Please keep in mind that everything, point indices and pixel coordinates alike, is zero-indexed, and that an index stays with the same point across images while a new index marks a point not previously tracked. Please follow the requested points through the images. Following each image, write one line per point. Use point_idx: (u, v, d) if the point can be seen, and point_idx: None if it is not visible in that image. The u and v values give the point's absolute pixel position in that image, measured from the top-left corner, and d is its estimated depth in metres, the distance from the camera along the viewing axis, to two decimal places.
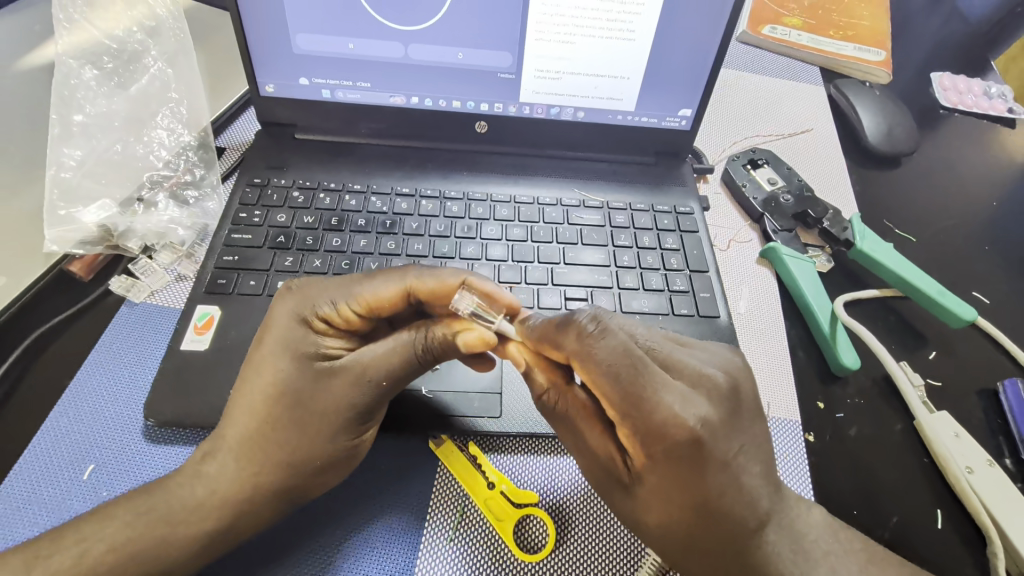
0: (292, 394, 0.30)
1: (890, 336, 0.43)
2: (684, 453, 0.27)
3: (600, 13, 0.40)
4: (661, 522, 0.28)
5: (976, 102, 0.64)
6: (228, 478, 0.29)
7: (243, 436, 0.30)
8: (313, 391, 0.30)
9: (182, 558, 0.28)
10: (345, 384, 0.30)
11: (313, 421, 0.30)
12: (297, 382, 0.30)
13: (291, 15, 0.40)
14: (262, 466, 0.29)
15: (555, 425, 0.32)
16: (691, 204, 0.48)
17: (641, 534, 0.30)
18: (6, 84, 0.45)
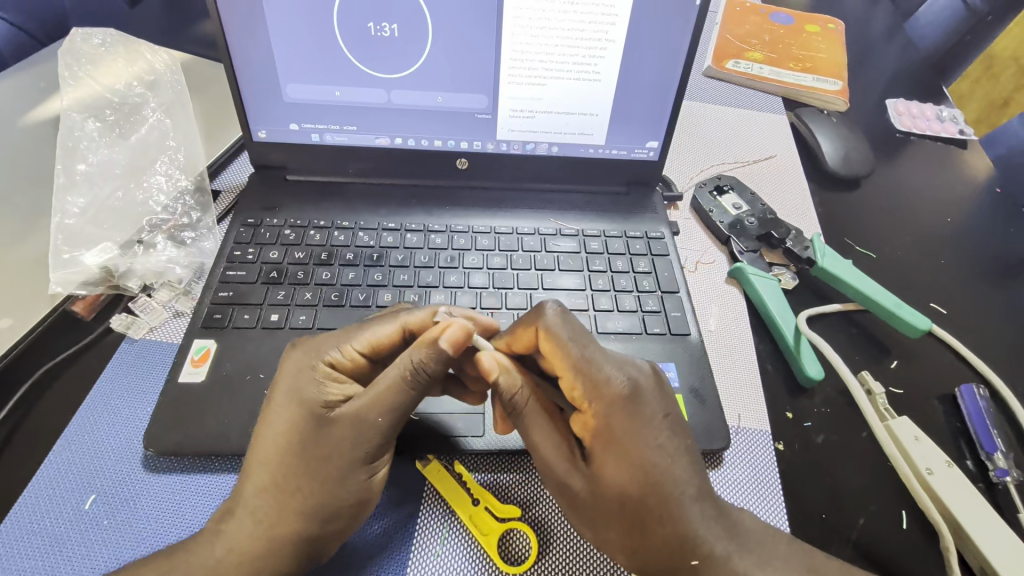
0: (305, 450, 0.30)
1: (854, 348, 0.46)
2: (622, 411, 0.30)
3: (568, 59, 0.44)
4: (618, 505, 0.30)
5: (929, 126, 0.69)
6: (247, 535, 0.30)
7: (263, 491, 0.30)
8: (327, 442, 0.30)
9: None
10: (356, 435, 0.30)
11: (323, 469, 0.30)
12: (303, 433, 0.30)
13: (283, 69, 0.44)
14: (280, 521, 0.30)
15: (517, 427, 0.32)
16: (661, 229, 0.50)
17: (602, 521, 0.30)
18: (13, 137, 0.48)
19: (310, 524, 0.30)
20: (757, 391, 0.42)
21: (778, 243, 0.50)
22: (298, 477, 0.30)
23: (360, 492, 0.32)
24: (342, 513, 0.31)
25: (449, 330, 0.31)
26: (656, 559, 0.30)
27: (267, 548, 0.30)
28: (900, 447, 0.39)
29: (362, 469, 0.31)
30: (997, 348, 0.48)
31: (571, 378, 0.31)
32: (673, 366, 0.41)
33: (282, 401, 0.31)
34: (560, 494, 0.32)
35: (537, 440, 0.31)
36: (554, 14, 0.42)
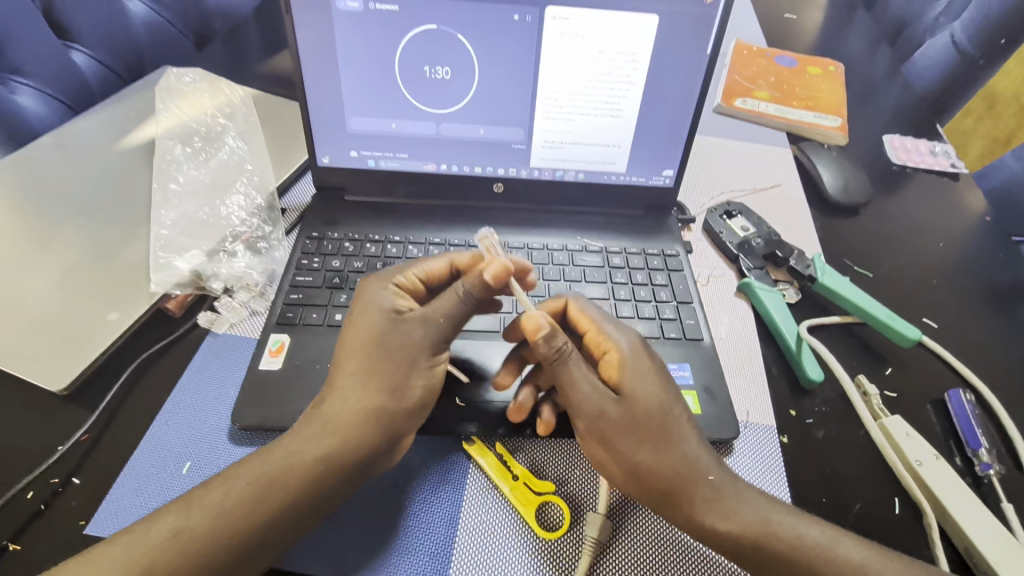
0: (385, 344, 0.37)
1: (852, 356, 0.51)
2: (638, 354, 0.39)
3: (595, 99, 0.51)
4: (646, 425, 0.36)
5: (924, 160, 0.74)
6: (339, 412, 0.36)
7: (350, 374, 0.36)
8: (400, 334, 0.38)
9: (298, 478, 0.33)
10: (429, 337, 0.38)
11: (398, 356, 0.37)
12: (381, 326, 0.38)
13: (349, 105, 0.51)
14: (365, 396, 0.36)
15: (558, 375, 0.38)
16: (677, 247, 0.56)
17: (632, 446, 0.36)
18: (113, 159, 0.55)
19: (387, 402, 0.36)
20: (763, 390, 0.47)
21: (783, 262, 0.55)
22: (385, 370, 0.37)
23: (430, 390, 0.39)
24: (415, 407, 0.38)
25: (495, 263, 0.38)
26: (681, 473, 0.35)
27: (360, 434, 0.35)
28: (893, 442, 0.44)
29: (430, 364, 0.39)
30: (985, 360, 0.53)
31: (600, 332, 0.40)
32: (688, 366, 0.46)
33: (366, 309, 0.39)
34: (596, 427, 0.37)
35: (577, 378, 0.37)
36: (584, 60, 0.49)
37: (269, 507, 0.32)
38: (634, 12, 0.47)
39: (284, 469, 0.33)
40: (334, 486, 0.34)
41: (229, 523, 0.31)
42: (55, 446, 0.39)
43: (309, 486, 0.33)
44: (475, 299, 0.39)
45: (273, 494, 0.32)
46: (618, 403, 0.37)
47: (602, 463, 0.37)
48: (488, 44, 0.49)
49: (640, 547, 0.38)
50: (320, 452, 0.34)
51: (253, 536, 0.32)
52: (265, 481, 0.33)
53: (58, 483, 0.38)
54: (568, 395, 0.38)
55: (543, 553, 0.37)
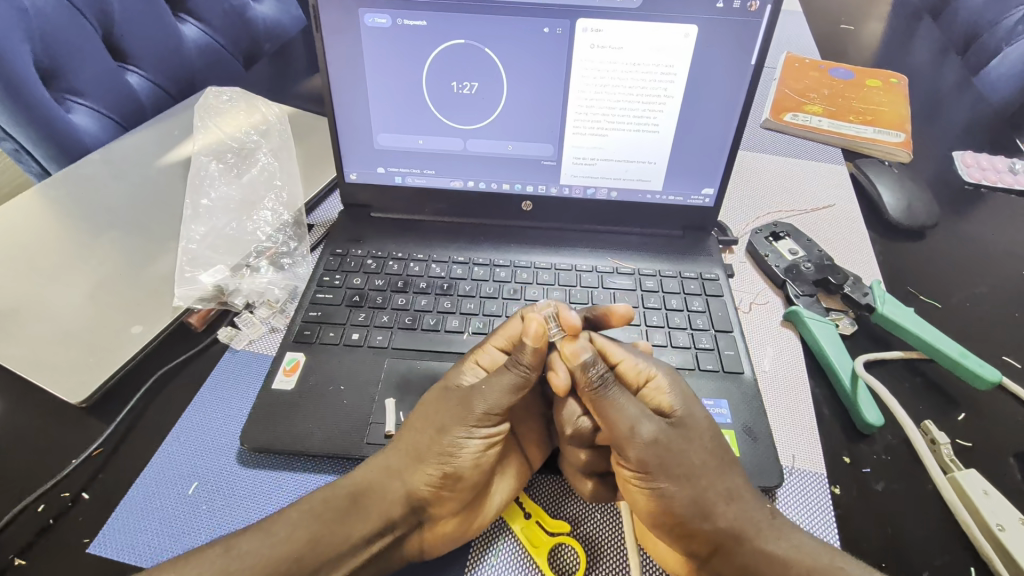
0: (427, 405, 0.37)
1: (917, 397, 0.45)
2: (678, 382, 0.38)
3: (628, 112, 0.48)
4: (705, 452, 0.35)
5: (1001, 179, 0.67)
6: (379, 462, 0.36)
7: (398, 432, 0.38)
8: (439, 399, 0.37)
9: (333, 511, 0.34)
10: (467, 400, 0.37)
11: (434, 417, 0.37)
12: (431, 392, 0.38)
13: (376, 122, 0.51)
14: (397, 449, 0.37)
15: (604, 405, 0.35)
16: (716, 270, 0.52)
17: (693, 480, 0.34)
18: (153, 176, 0.57)
19: (416, 464, 0.36)
20: (810, 432, 0.42)
21: (835, 289, 0.51)
22: (418, 427, 0.37)
23: (458, 459, 0.36)
24: (443, 478, 0.36)
25: (530, 323, 0.36)
26: (740, 509, 0.34)
27: (388, 494, 0.36)
28: (968, 501, 0.38)
29: (466, 433, 0.36)
30: None
31: (635, 361, 0.38)
32: (726, 402, 0.42)
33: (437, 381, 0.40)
34: (653, 459, 0.34)
35: (625, 406, 0.35)
36: (617, 73, 0.47)
37: (305, 541, 0.33)
38: (672, 21, 0.44)
39: (323, 501, 0.35)
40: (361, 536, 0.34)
41: (265, 554, 0.32)
42: (69, 459, 0.39)
43: (334, 533, 0.34)
44: (524, 369, 0.37)
45: (311, 528, 0.34)
46: (672, 428, 0.35)
47: (661, 499, 0.34)
48: (517, 59, 0.47)
49: None
50: (353, 491, 0.35)
51: (289, 570, 0.32)
52: (308, 511, 0.34)
53: (68, 497, 0.38)
54: (618, 421, 0.35)
55: None
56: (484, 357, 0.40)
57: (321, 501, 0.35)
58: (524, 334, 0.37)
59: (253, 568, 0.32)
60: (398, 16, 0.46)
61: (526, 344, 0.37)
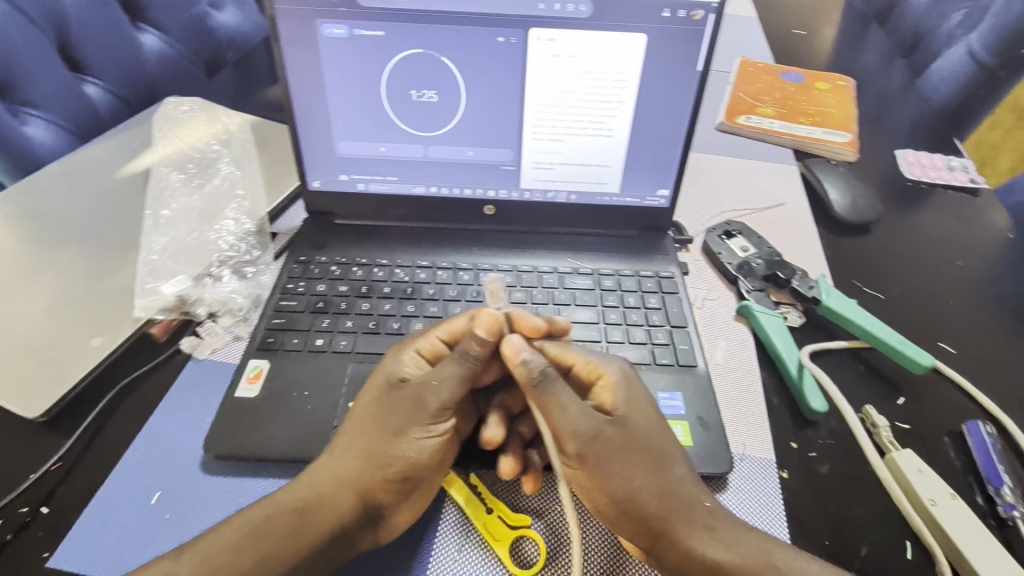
0: (378, 406, 0.38)
1: (861, 384, 0.48)
2: (628, 377, 0.39)
3: (583, 118, 0.50)
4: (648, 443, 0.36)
5: (941, 176, 0.71)
6: (326, 470, 0.37)
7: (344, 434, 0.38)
8: (388, 402, 0.38)
9: (279, 527, 0.35)
10: (420, 398, 0.37)
11: (384, 420, 0.37)
12: (376, 392, 0.38)
13: (337, 131, 0.51)
14: (344, 455, 0.37)
15: (542, 401, 0.36)
16: (672, 268, 0.54)
17: (631, 477, 0.35)
18: (111, 188, 0.56)
19: (363, 468, 0.36)
20: (759, 420, 0.44)
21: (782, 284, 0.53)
22: (371, 432, 0.37)
23: (409, 459, 0.36)
24: (402, 479, 0.37)
25: (484, 320, 0.37)
26: (677, 503, 0.35)
27: (338, 500, 0.36)
28: (905, 479, 0.41)
29: (422, 433, 0.37)
30: (1007, 389, 0.49)
31: (587, 359, 0.39)
32: (680, 394, 0.44)
33: (376, 372, 0.39)
34: (591, 453, 0.35)
35: (565, 404, 0.35)
36: (570, 80, 0.48)
37: (254, 559, 0.34)
38: (620, 31, 0.46)
39: (265, 519, 0.35)
40: (321, 543, 0.35)
41: (212, 574, 0.33)
42: (28, 473, 0.39)
43: (284, 547, 0.34)
44: (473, 360, 0.37)
45: (257, 547, 0.34)
46: (614, 426, 0.36)
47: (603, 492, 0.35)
48: (474, 67, 0.48)
49: None
50: (297, 501, 0.36)
51: None
52: (250, 530, 0.35)
53: (28, 512, 0.38)
54: (559, 420, 0.35)
55: None
56: (424, 347, 0.40)
57: (263, 517, 0.35)
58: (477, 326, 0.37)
59: None
60: (355, 27, 0.47)
61: (478, 336, 0.37)
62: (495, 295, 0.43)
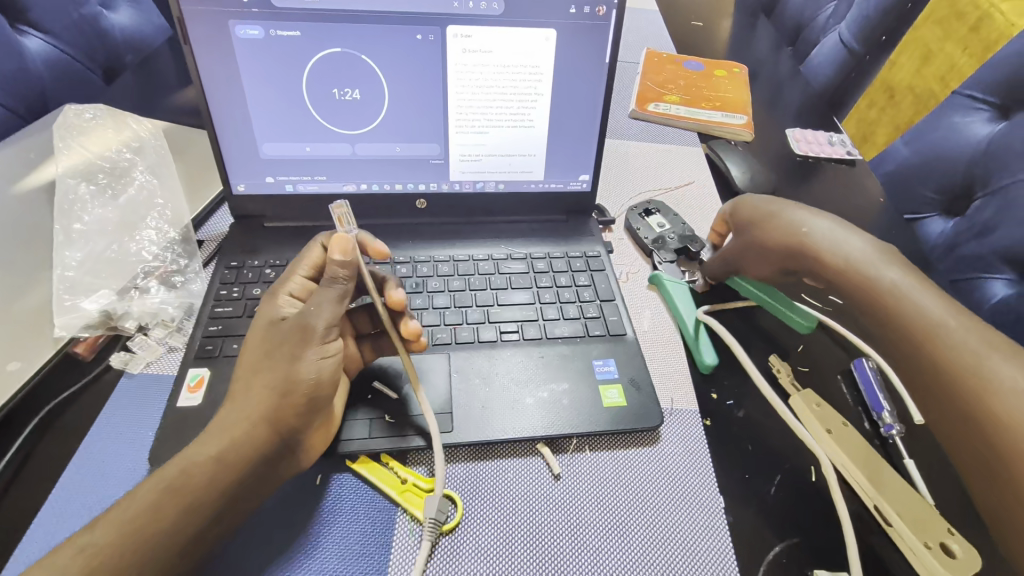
0: (270, 341, 0.39)
1: (769, 335, 0.54)
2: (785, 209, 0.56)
3: (505, 110, 0.53)
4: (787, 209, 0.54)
5: (824, 150, 0.80)
6: (239, 415, 0.37)
7: (251, 366, 0.38)
8: (279, 333, 0.39)
9: (199, 479, 0.34)
10: (304, 323, 0.38)
11: (281, 348, 0.38)
12: (263, 332, 0.40)
13: (260, 133, 0.51)
14: (253, 393, 0.37)
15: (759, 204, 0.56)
16: (598, 248, 0.58)
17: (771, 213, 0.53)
18: (10, 203, 0.53)
19: (274, 400, 0.37)
20: (681, 377, 0.50)
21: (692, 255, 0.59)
22: (267, 368, 0.37)
23: (315, 379, 0.37)
24: (307, 401, 0.37)
25: (337, 239, 0.40)
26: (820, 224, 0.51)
27: (254, 437, 0.36)
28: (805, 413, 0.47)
29: (319, 355, 0.38)
30: None
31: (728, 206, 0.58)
32: (613, 360, 0.48)
33: (256, 320, 0.41)
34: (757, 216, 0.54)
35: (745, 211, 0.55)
36: (489, 75, 0.51)
37: (180, 513, 0.33)
38: (532, 27, 0.49)
39: (182, 475, 0.34)
40: (241, 479, 0.35)
41: (131, 534, 0.32)
42: None
43: (202, 494, 0.34)
44: (342, 281, 0.39)
45: (175, 500, 0.34)
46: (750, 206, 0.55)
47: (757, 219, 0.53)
48: (394, 64, 0.50)
49: (564, 538, 0.40)
50: (216, 451, 0.35)
51: (154, 540, 0.32)
52: (167, 489, 0.34)
53: None
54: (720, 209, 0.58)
55: (469, 556, 0.38)
56: (296, 288, 0.43)
57: (179, 472, 0.34)
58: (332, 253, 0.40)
59: (121, 551, 0.32)
60: (271, 27, 0.47)
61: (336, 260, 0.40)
62: (343, 221, 0.43)
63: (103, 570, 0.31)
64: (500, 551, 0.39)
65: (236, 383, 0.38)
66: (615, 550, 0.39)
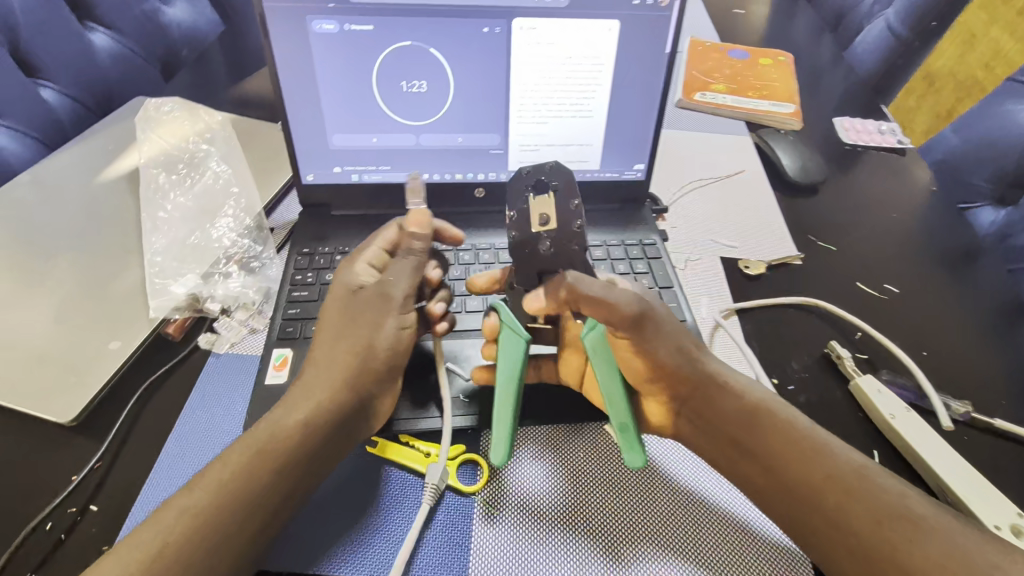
0: (351, 309, 0.42)
1: (826, 324, 0.55)
2: (636, 322, 0.40)
3: (566, 100, 0.54)
4: (665, 335, 0.42)
5: (873, 139, 0.78)
6: (322, 384, 0.39)
7: (332, 336, 0.41)
8: (358, 304, 0.42)
9: (283, 443, 0.36)
10: (386, 292, 0.42)
11: (361, 318, 0.41)
12: (344, 299, 0.42)
13: (330, 123, 0.53)
14: (330, 362, 0.40)
15: (591, 309, 0.39)
16: (654, 236, 0.59)
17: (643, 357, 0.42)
18: (96, 191, 0.56)
19: (353, 369, 0.39)
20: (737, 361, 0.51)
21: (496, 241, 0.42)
22: (348, 335, 0.40)
23: (392, 347, 0.41)
24: (385, 367, 0.41)
25: (416, 214, 0.44)
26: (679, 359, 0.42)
27: (335, 401, 0.38)
28: (868, 399, 0.48)
29: (399, 326, 0.42)
30: (944, 319, 0.57)
31: (615, 297, 0.39)
32: None
33: (335, 285, 0.43)
34: (639, 317, 0.40)
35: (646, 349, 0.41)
36: (551, 66, 0.52)
37: (265, 480, 0.35)
38: (596, 18, 0.50)
39: (265, 440, 0.36)
40: (321, 443, 0.37)
41: (222, 496, 0.34)
42: (69, 477, 0.40)
43: (286, 457, 0.36)
44: (416, 253, 0.43)
45: (257, 466, 0.35)
46: (637, 321, 0.40)
47: (650, 356, 0.42)
48: (461, 56, 0.51)
49: (639, 513, 0.42)
50: (300, 416, 0.37)
51: (238, 501, 0.34)
52: (256, 453, 0.35)
53: (76, 511, 0.39)
54: (615, 301, 0.39)
55: (547, 532, 0.41)
56: (374, 258, 0.44)
57: (267, 436, 0.36)
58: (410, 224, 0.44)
59: (216, 509, 0.33)
60: (345, 22, 0.48)
61: (414, 233, 0.44)
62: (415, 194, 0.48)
63: (202, 528, 0.33)
64: (581, 524, 0.41)
65: (315, 350, 0.41)
66: (687, 525, 0.41)
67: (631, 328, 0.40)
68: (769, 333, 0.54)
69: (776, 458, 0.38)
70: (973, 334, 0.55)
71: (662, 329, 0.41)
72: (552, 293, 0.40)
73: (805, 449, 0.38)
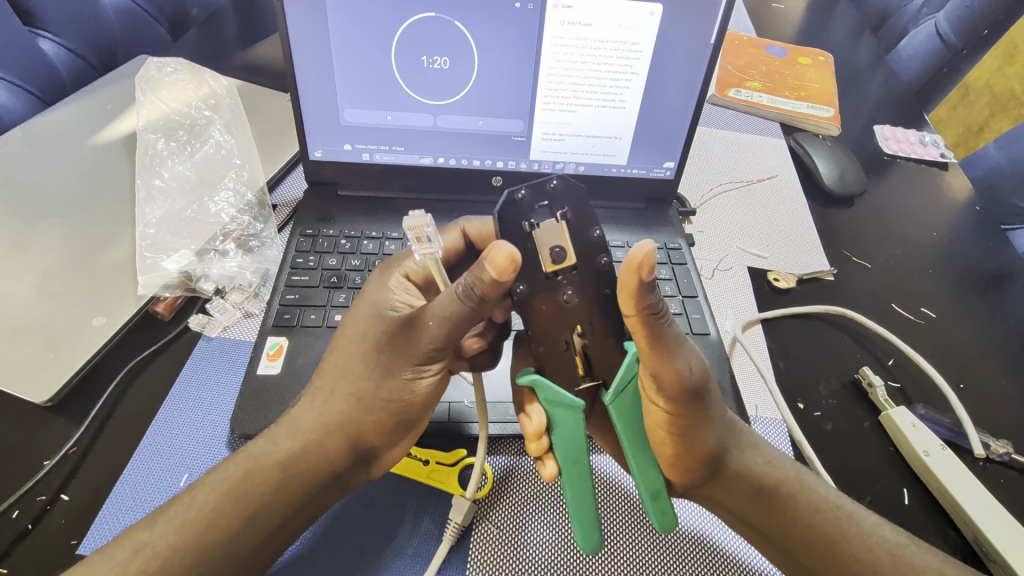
0: (369, 343, 0.36)
1: (857, 345, 0.52)
2: (687, 396, 0.34)
3: (597, 89, 0.50)
4: (708, 409, 0.36)
5: (915, 150, 0.73)
6: (312, 414, 0.36)
7: (337, 366, 0.37)
8: (379, 336, 0.36)
9: (267, 472, 0.34)
10: (413, 337, 0.35)
11: (376, 357, 0.36)
12: (368, 326, 0.37)
13: (342, 98, 0.49)
14: (331, 398, 0.36)
15: (654, 356, 0.33)
16: (679, 241, 0.56)
17: (687, 436, 0.35)
18: (90, 154, 0.52)
19: (361, 412, 0.36)
20: (761, 381, 0.48)
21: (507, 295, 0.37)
22: (357, 372, 0.36)
23: (409, 398, 0.36)
24: (393, 421, 0.36)
25: (493, 255, 0.32)
26: (717, 435, 0.36)
27: (329, 445, 0.35)
28: (900, 432, 0.44)
29: (415, 374, 0.36)
30: (984, 351, 0.53)
31: (682, 366, 0.33)
32: None
33: (364, 299, 0.39)
34: (690, 392, 0.34)
35: (692, 426, 0.35)
36: (586, 49, 0.48)
37: (243, 518, 0.33)
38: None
39: (244, 477, 0.33)
40: (307, 482, 0.34)
41: (198, 529, 0.32)
42: (41, 462, 0.38)
43: (268, 487, 0.33)
44: (474, 298, 0.33)
45: (237, 500, 0.33)
46: (692, 394, 0.34)
47: (689, 434, 0.35)
48: (487, 32, 0.47)
49: (652, 541, 0.39)
50: (282, 453, 0.34)
51: (217, 532, 0.32)
52: (231, 491, 0.33)
53: (46, 500, 0.36)
54: (676, 366, 0.33)
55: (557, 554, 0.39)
56: (414, 271, 0.40)
57: (250, 470, 0.34)
58: (487, 259, 0.32)
59: (196, 533, 0.32)
60: None
61: (486, 274, 0.33)
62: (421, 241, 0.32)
63: (178, 556, 0.31)
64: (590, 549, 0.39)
65: (320, 376, 0.37)
66: (703, 558, 0.39)
67: (682, 400, 0.34)
68: (797, 352, 0.51)
69: (807, 538, 0.36)
70: (1014, 368, 0.52)
71: (706, 403, 0.35)
72: (648, 289, 0.32)
73: (831, 538, 0.35)
